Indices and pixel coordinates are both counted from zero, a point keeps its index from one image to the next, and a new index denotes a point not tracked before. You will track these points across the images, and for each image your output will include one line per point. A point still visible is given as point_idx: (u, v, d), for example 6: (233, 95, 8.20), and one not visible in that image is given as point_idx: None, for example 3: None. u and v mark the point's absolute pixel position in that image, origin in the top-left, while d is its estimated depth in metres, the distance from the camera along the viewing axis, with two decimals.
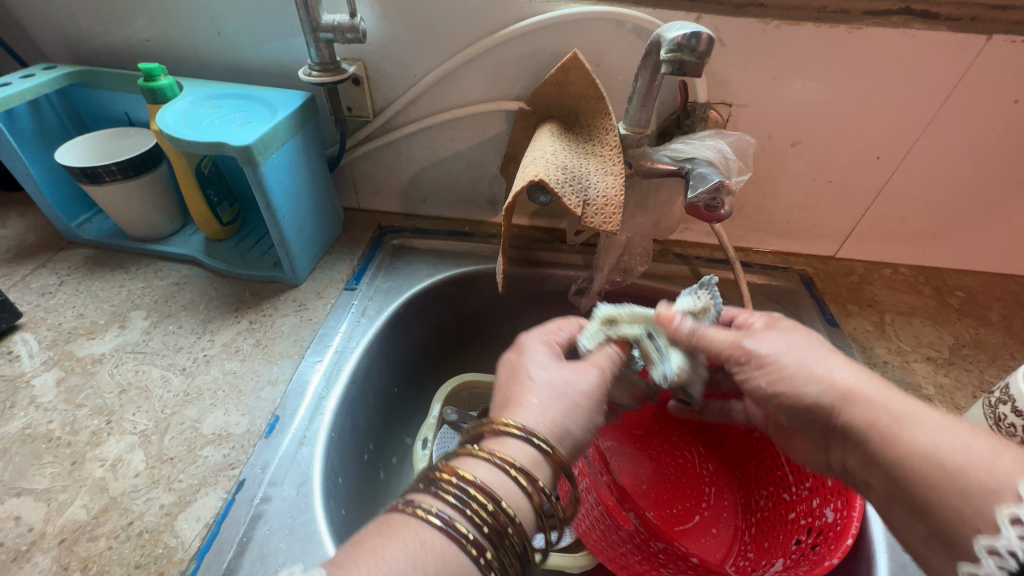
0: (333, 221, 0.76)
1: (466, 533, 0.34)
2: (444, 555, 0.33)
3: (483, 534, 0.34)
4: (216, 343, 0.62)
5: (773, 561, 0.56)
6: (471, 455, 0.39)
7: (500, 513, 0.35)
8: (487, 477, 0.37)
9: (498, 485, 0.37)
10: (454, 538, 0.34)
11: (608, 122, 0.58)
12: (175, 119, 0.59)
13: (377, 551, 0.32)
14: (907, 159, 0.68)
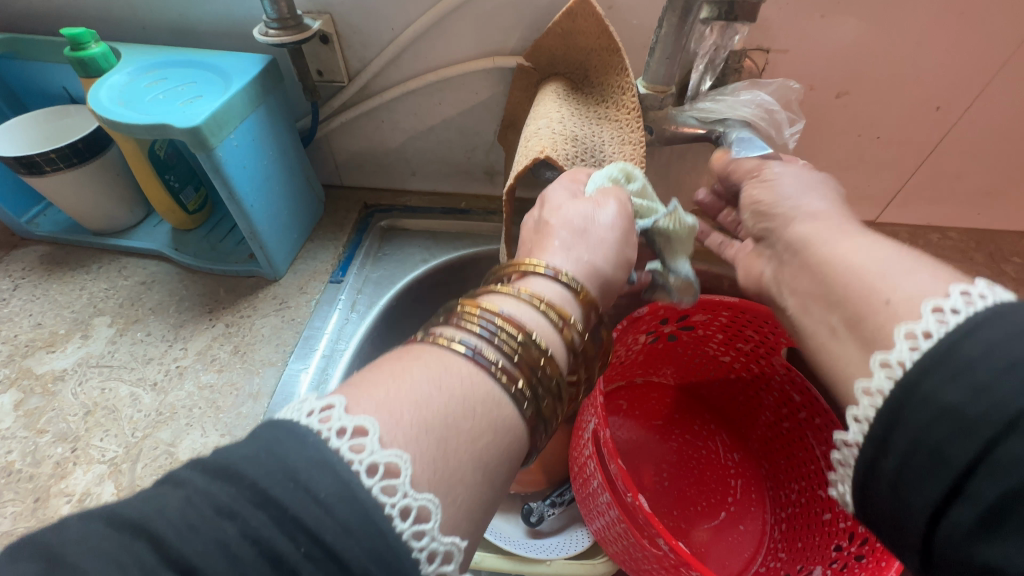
0: (313, 203, 0.67)
1: (494, 361, 0.29)
2: (471, 383, 0.28)
3: (513, 364, 0.29)
4: (190, 352, 0.56)
5: (811, 568, 0.51)
6: (499, 294, 0.33)
7: (532, 347, 0.30)
8: (516, 311, 0.32)
9: (526, 319, 0.32)
10: (481, 365, 0.28)
11: (622, 77, 0.49)
12: (111, 98, 0.50)
13: (397, 374, 0.27)
14: (971, 109, 0.59)
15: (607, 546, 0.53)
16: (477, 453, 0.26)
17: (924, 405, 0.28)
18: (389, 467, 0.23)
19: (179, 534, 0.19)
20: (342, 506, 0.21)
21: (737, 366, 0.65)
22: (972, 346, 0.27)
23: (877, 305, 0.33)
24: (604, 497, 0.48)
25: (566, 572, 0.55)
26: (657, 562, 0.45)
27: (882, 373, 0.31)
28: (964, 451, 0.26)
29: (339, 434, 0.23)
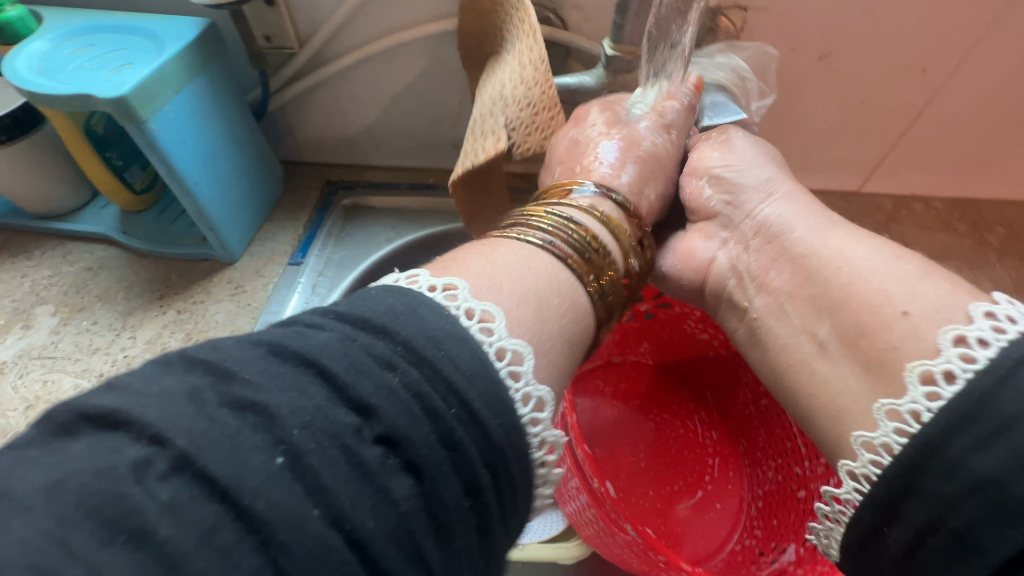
0: (270, 180, 0.63)
1: (566, 253, 0.34)
2: (561, 275, 0.33)
3: (583, 258, 0.35)
4: (139, 341, 0.53)
5: (785, 547, 0.51)
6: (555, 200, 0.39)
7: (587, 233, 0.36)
8: (580, 216, 0.38)
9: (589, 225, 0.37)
10: (558, 256, 0.34)
11: (521, 15, 0.42)
12: (30, 66, 0.45)
13: (482, 262, 0.32)
14: (958, 71, 0.56)
15: (580, 530, 0.52)
16: (546, 311, 0.31)
17: (949, 475, 0.24)
18: (484, 315, 0.27)
19: (350, 374, 0.22)
20: (482, 373, 0.24)
21: (715, 344, 0.63)
22: (1014, 399, 0.23)
23: (891, 316, 0.31)
24: (574, 483, 0.47)
25: (538, 556, 0.54)
26: (628, 548, 0.44)
27: (919, 394, 0.27)
28: (1002, 542, 0.23)
29: (464, 313, 0.27)
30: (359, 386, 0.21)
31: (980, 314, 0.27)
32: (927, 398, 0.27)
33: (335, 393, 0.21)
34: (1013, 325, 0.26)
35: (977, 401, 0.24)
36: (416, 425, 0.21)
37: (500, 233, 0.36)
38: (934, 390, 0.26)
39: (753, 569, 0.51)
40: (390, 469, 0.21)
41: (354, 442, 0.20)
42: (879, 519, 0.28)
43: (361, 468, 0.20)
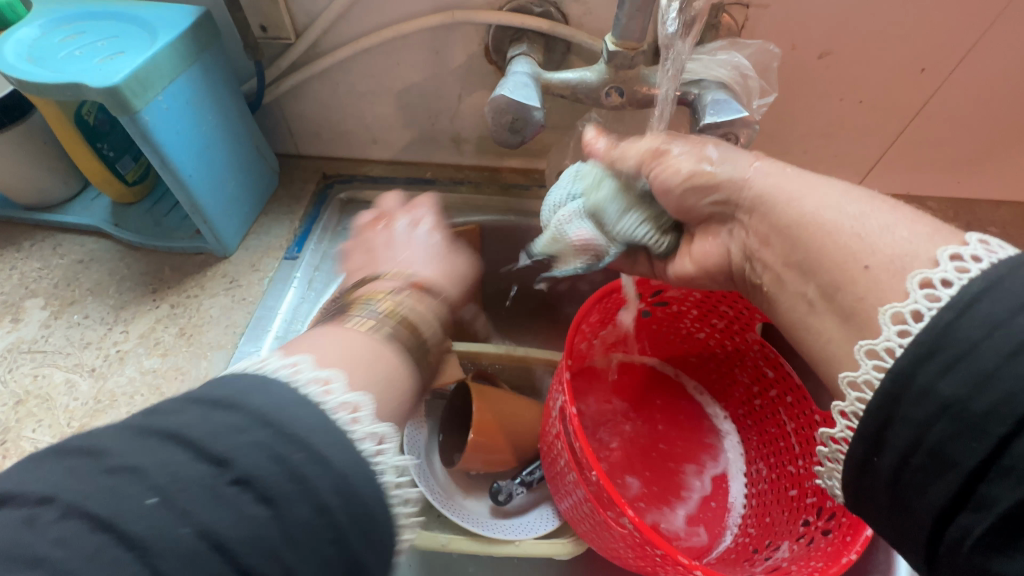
0: (265, 173, 0.63)
1: (375, 328, 0.34)
2: (385, 366, 0.32)
3: (399, 347, 0.33)
4: (131, 335, 0.52)
5: (779, 544, 0.51)
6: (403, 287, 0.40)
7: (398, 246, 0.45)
8: (404, 304, 0.36)
9: (411, 309, 0.36)
10: (376, 344, 0.32)
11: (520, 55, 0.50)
12: (19, 54, 0.44)
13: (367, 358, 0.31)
14: (955, 72, 0.56)
15: (577, 525, 0.51)
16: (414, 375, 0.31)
17: (922, 400, 0.26)
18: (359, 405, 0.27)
19: (208, 508, 0.21)
20: (316, 419, 0.24)
21: (712, 343, 0.63)
22: (971, 327, 0.26)
23: (855, 272, 0.32)
24: (571, 475, 0.46)
25: (533, 551, 0.54)
26: (624, 542, 0.44)
27: (891, 332, 0.29)
28: (973, 451, 0.25)
29: (323, 392, 0.26)
30: (220, 441, 0.22)
31: (947, 258, 0.29)
32: (899, 336, 0.29)
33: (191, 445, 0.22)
34: (976, 265, 0.28)
35: (941, 332, 0.26)
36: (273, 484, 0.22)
37: (350, 315, 0.35)
38: (904, 328, 0.28)
39: (747, 565, 0.51)
40: (246, 501, 0.22)
41: (213, 491, 0.21)
42: (868, 451, 0.29)
43: (216, 502, 0.21)
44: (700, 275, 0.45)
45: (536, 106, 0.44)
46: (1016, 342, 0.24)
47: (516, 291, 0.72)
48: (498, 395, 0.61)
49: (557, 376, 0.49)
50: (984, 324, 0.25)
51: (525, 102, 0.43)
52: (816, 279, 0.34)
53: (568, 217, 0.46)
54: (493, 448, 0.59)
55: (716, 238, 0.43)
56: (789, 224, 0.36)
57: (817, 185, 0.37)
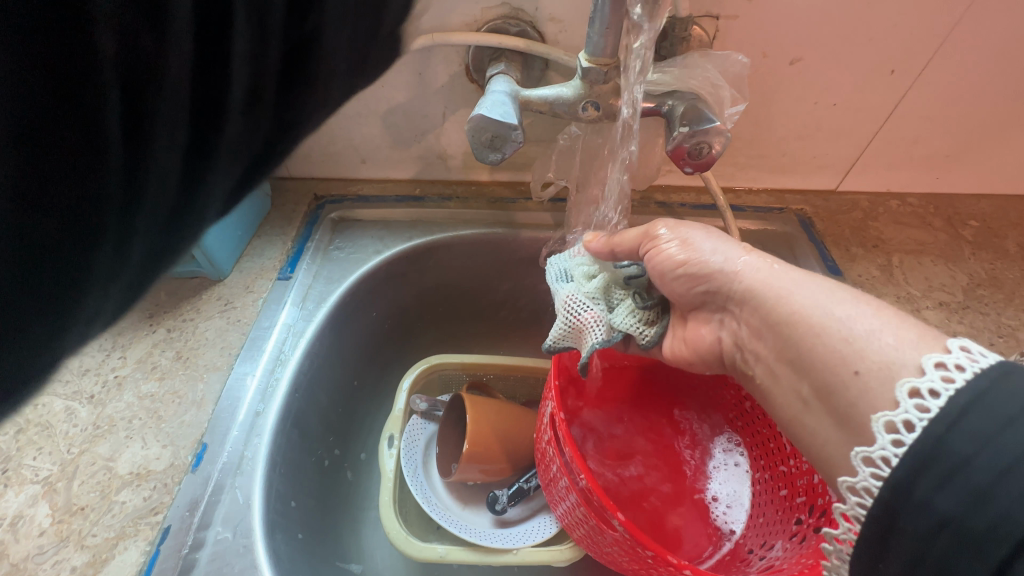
0: (257, 196, 0.64)
1: None
2: None
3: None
4: (129, 360, 0.53)
5: (773, 543, 0.52)
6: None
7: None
8: None
9: None
10: None
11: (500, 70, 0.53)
12: None
13: None
14: (924, 72, 0.58)
15: (573, 532, 0.52)
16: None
17: (919, 513, 0.25)
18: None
19: None
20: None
21: None
22: (960, 441, 0.25)
23: (846, 377, 0.32)
24: (563, 482, 0.47)
25: (532, 559, 0.54)
26: (618, 546, 0.44)
27: (885, 441, 0.28)
28: (976, 572, 0.23)
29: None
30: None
31: (931, 366, 0.28)
32: (894, 445, 0.28)
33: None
34: (961, 374, 0.27)
35: (933, 443, 0.25)
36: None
37: None
38: (898, 438, 0.28)
39: (744, 566, 0.52)
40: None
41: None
42: (875, 556, 0.28)
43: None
44: (695, 359, 0.48)
45: (514, 123, 0.45)
46: (1007, 464, 0.23)
47: (508, 304, 0.73)
48: (493, 405, 0.62)
49: (548, 385, 0.50)
50: (975, 441, 0.24)
51: (503, 120, 0.45)
52: (810, 379, 0.35)
53: (571, 299, 0.48)
54: (489, 458, 0.60)
55: (708, 326, 0.46)
56: (780, 321, 0.38)
57: (810, 285, 0.37)
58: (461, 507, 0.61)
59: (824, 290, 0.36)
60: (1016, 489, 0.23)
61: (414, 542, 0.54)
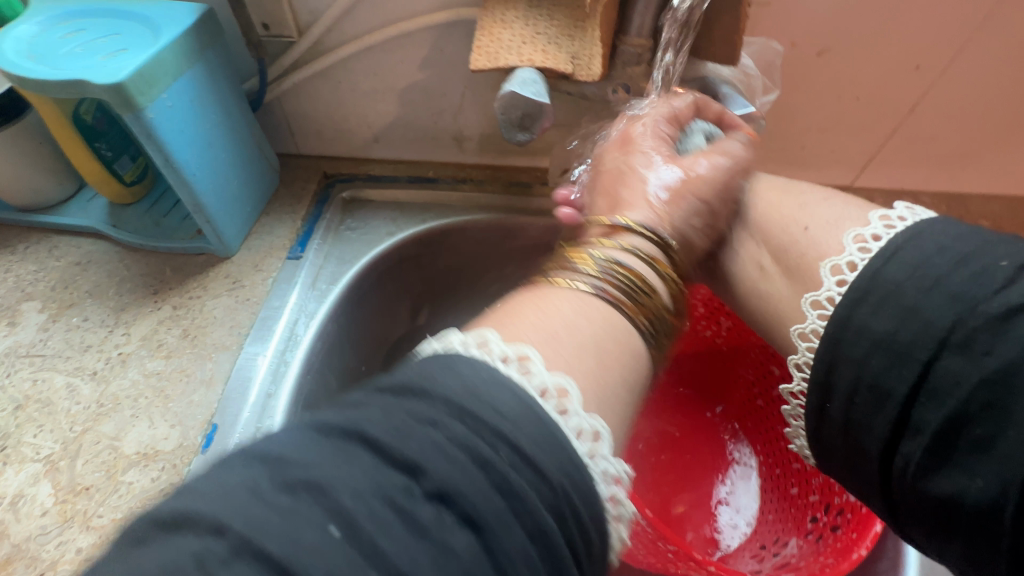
0: (267, 172, 0.62)
1: None
2: None
3: None
4: (133, 338, 0.51)
5: (788, 540, 0.52)
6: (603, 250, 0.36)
7: (648, 289, 0.34)
8: None
9: None
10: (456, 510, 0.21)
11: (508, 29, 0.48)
12: (18, 50, 0.44)
13: None
14: (948, 69, 0.58)
15: None
16: (614, 364, 0.30)
17: (858, 337, 0.33)
18: (595, 432, 0.26)
19: None
20: (528, 423, 0.23)
21: (719, 340, 0.63)
22: (896, 270, 0.32)
23: (797, 233, 0.41)
24: None
25: None
26: (637, 539, 0.44)
27: (831, 284, 0.36)
28: (902, 379, 0.31)
29: (541, 393, 0.25)
30: (405, 446, 0.21)
31: (853, 239, 0.36)
32: (837, 285, 0.35)
33: (508, 424, 0.23)
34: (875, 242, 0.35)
35: (872, 277, 0.33)
36: (487, 499, 0.21)
37: None
38: (841, 278, 0.35)
39: (755, 561, 0.53)
40: (447, 526, 0.20)
41: (405, 502, 0.20)
42: (821, 398, 0.35)
43: (415, 524, 0.20)
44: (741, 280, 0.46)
45: (545, 101, 0.44)
46: (949, 292, 0.30)
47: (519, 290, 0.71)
48: None
49: None
50: (904, 270, 0.32)
51: (534, 97, 0.43)
52: None
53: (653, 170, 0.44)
54: None
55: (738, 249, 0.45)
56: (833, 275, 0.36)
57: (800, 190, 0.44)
58: None
59: (818, 198, 0.42)
60: (937, 298, 0.30)
61: None
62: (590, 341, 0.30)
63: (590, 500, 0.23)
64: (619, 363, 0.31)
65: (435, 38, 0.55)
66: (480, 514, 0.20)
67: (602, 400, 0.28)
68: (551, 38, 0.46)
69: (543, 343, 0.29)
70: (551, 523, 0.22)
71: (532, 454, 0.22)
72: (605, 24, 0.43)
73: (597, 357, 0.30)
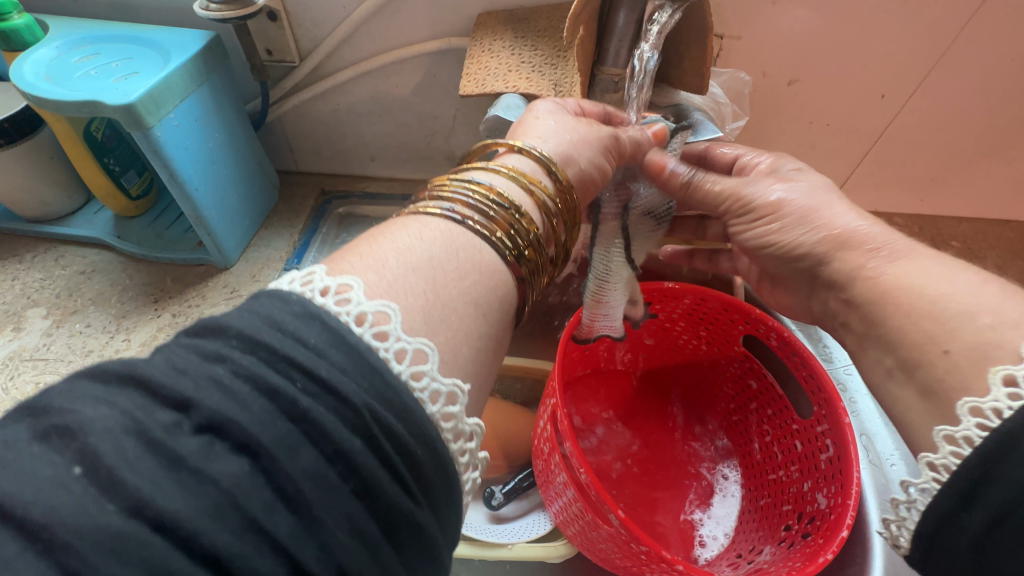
0: (266, 188, 0.65)
1: None
2: None
3: None
4: (133, 343, 0.53)
5: (762, 547, 0.52)
6: (471, 171, 0.34)
7: (519, 211, 0.31)
8: None
9: None
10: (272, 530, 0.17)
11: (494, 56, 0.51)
12: (37, 72, 0.47)
13: None
14: (912, 99, 0.61)
15: (565, 528, 0.52)
16: (465, 288, 0.28)
17: None
18: (416, 353, 0.23)
19: None
20: (344, 356, 0.21)
21: (701, 352, 0.65)
22: None
23: (932, 357, 0.29)
24: (561, 477, 0.48)
25: (527, 555, 0.55)
26: (611, 541, 0.45)
27: (1000, 392, 0.25)
28: None
29: (357, 320, 0.22)
30: (177, 381, 0.18)
31: None
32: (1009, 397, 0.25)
33: (303, 353, 0.20)
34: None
35: None
36: (266, 425, 0.18)
37: None
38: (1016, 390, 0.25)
39: (730, 568, 0.52)
40: (214, 454, 0.17)
41: (162, 436, 0.17)
42: None
43: (169, 459, 0.17)
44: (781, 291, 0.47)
45: None
46: None
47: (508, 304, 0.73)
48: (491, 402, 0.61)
49: (550, 383, 0.51)
50: None
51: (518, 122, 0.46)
52: None
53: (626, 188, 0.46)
54: None
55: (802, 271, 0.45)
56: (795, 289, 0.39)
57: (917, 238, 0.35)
58: None
59: None
60: None
61: None
62: (427, 263, 0.27)
63: (416, 429, 0.21)
64: (472, 290, 0.28)
65: (430, 64, 0.59)
66: (261, 442, 0.18)
67: (435, 328, 0.25)
68: (534, 67, 0.50)
69: (368, 270, 0.26)
70: (351, 444, 0.19)
71: (326, 378, 0.19)
72: (583, 55, 0.46)
73: (430, 283, 0.27)
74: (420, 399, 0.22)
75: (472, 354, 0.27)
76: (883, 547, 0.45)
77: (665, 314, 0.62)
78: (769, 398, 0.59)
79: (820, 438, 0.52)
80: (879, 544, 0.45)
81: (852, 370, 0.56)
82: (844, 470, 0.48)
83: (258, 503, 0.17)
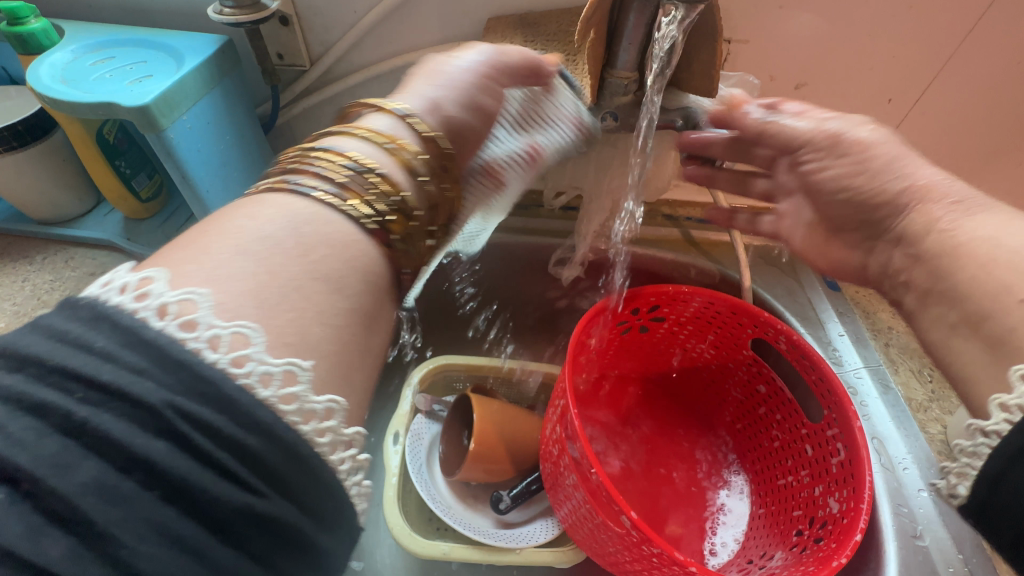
0: None
1: None
2: None
3: None
4: None
5: (772, 553, 0.52)
6: (328, 137, 0.33)
7: (377, 176, 0.31)
8: None
9: None
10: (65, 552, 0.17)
11: None
12: (52, 75, 0.47)
13: None
14: (918, 102, 0.61)
15: (574, 532, 0.52)
16: (311, 265, 0.28)
17: None
18: (236, 337, 0.23)
19: None
20: (141, 354, 0.21)
21: (709, 356, 0.65)
22: None
23: (1007, 307, 0.31)
24: (570, 479, 0.48)
25: (535, 559, 0.53)
26: (622, 545, 0.45)
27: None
28: None
29: (159, 311, 0.22)
30: None
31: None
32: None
33: (80, 360, 0.20)
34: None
35: None
36: (42, 441, 0.18)
37: None
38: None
39: None
40: (67, 453, 0.18)
41: None
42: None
43: None
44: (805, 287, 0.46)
45: None
46: None
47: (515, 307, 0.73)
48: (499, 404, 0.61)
49: (559, 386, 0.51)
50: None
51: None
52: None
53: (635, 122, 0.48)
54: (493, 458, 0.58)
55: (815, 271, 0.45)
56: None
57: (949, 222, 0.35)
58: (463, 505, 0.60)
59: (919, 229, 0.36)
60: None
61: (415, 538, 0.53)
62: (265, 242, 0.27)
63: (241, 417, 0.21)
64: (319, 264, 0.28)
65: None
66: (126, 449, 0.19)
67: (270, 309, 0.25)
68: None
69: (184, 261, 0.26)
70: (153, 449, 0.19)
71: (112, 380, 0.19)
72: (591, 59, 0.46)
73: (264, 263, 0.27)
74: (245, 384, 0.22)
75: (333, 335, 0.27)
76: (898, 552, 0.45)
77: (671, 318, 0.61)
78: (778, 402, 0.59)
79: (830, 442, 0.51)
80: (894, 550, 0.45)
81: (862, 373, 0.56)
82: (856, 475, 0.47)
83: (14, 533, 0.17)
